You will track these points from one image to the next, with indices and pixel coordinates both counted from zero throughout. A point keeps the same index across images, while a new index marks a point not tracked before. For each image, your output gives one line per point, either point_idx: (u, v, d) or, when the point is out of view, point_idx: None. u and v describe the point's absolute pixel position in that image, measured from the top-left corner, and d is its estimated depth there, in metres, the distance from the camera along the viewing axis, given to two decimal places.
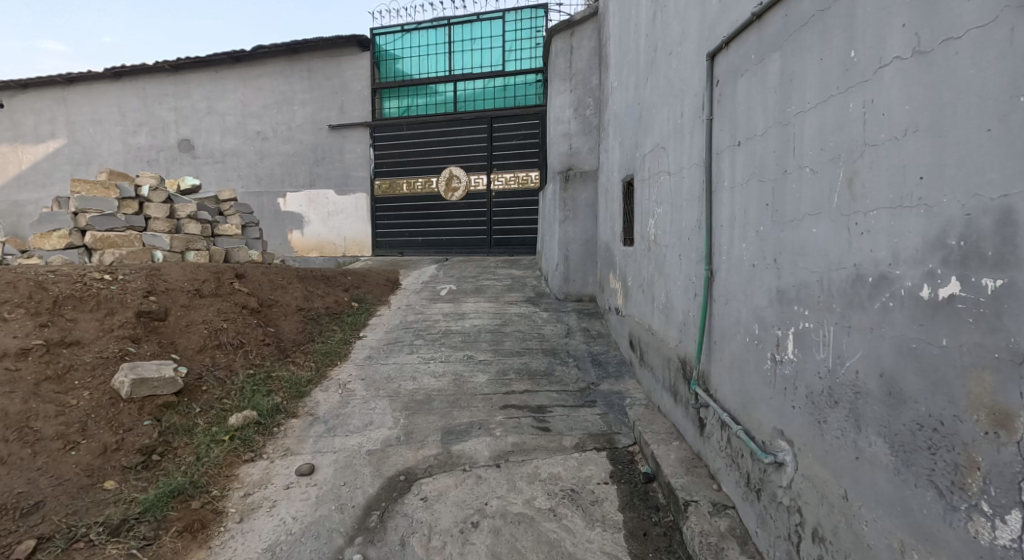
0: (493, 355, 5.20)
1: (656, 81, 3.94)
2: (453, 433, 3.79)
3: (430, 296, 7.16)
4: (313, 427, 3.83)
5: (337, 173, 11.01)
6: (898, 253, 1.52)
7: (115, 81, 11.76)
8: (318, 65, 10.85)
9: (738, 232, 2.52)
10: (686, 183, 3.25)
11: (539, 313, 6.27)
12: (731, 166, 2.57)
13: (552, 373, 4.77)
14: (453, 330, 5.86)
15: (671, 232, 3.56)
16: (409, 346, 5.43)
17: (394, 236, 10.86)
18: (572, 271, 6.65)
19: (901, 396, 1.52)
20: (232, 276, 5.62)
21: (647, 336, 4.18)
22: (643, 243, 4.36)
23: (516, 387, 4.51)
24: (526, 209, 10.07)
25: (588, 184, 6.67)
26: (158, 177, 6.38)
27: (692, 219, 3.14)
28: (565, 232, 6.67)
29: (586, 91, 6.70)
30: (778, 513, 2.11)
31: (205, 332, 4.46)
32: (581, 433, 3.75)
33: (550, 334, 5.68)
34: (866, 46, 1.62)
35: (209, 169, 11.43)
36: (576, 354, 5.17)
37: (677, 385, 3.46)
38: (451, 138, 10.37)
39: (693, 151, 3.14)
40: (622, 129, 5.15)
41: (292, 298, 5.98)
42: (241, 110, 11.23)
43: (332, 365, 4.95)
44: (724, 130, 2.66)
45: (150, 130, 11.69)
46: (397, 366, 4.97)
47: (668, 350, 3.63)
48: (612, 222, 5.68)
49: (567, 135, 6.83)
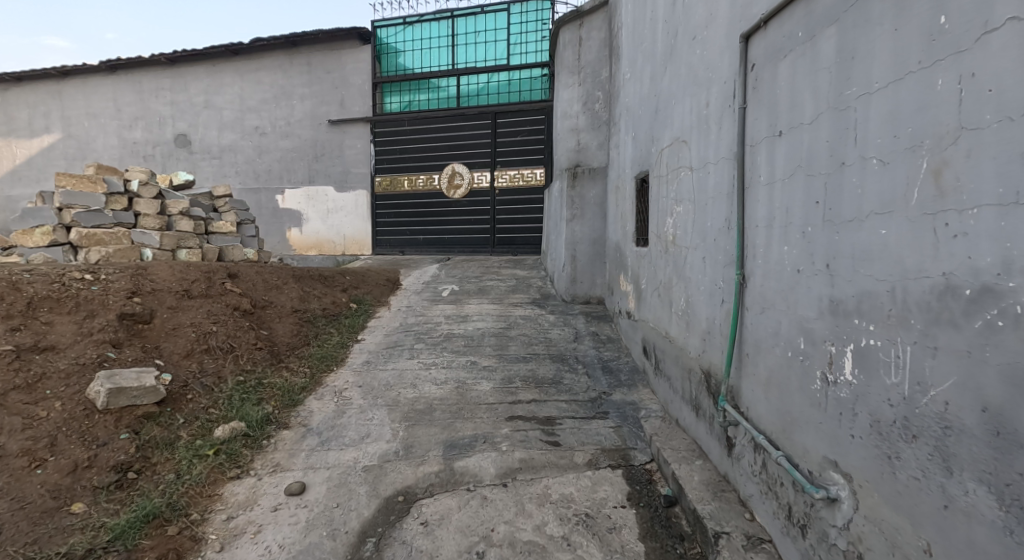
0: (498, 360, 4.93)
1: (676, 69, 3.65)
2: (455, 447, 3.52)
3: (432, 297, 6.90)
4: (305, 439, 3.58)
5: (337, 169, 10.74)
6: (1011, 261, 1.29)
7: (110, 74, 11.48)
8: (317, 58, 10.57)
9: (778, 232, 2.25)
10: (713, 180, 2.98)
11: (545, 316, 6.00)
12: (770, 159, 2.31)
13: (560, 381, 4.50)
14: (456, 333, 5.60)
15: (694, 233, 3.29)
16: (409, 351, 5.17)
17: (394, 235, 10.61)
18: (580, 272, 6.39)
19: (1015, 438, 1.29)
20: (224, 276, 5.36)
21: (664, 344, 3.92)
22: (659, 245, 4.09)
23: (523, 396, 4.24)
24: (530, 207, 9.80)
25: (597, 181, 6.39)
26: (149, 171, 6.10)
27: (720, 219, 2.88)
28: (573, 231, 6.41)
29: (596, 85, 6.41)
30: (831, 557, 1.86)
31: (193, 336, 4.20)
32: (594, 448, 3.49)
33: (558, 338, 5.41)
34: (963, 10, 1.39)
35: (206, 165, 11.19)
36: (586, 360, 4.90)
37: (698, 398, 3.20)
38: (453, 135, 10.09)
39: (723, 143, 2.86)
40: (636, 122, 4.88)
41: (287, 299, 5.71)
42: (239, 104, 10.96)
43: (328, 371, 4.69)
44: (761, 118, 2.39)
45: (147, 125, 11.45)
46: (396, 373, 4.70)
47: (689, 360, 3.37)
48: (623, 221, 5.40)
49: (575, 130, 6.54)
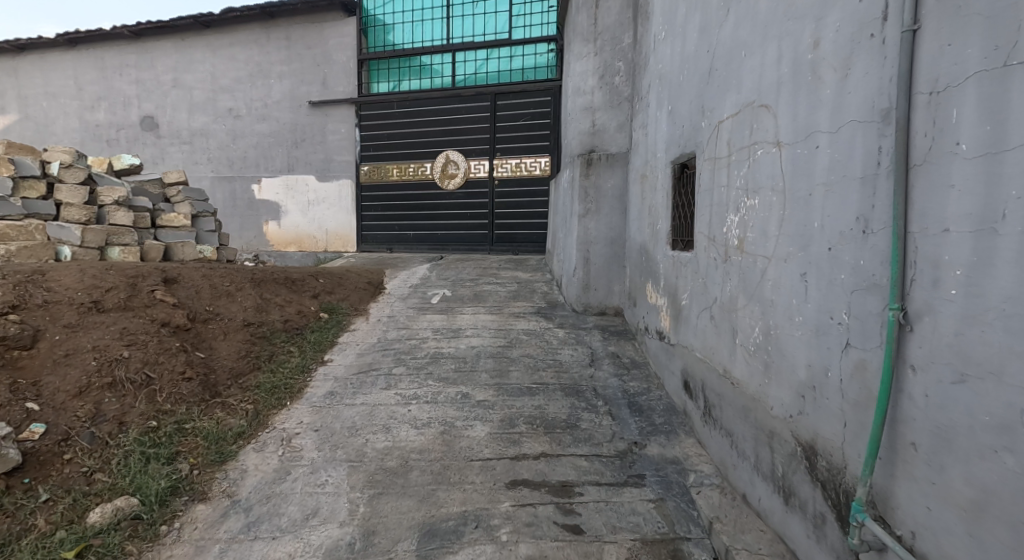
0: (495, 393, 3.90)
1: (749, 6, 2.61)
2: (434, 538, 2.53)
3: (419, 305, 5.86)
4: (224, 522, 2.58)
5: (319, 156, 9.67)
6: None
7: (70, 49, 10.34)
8: (297, 32, 9.46)
9: (1012, 244, 1.29)
10: (827, 159, 1.95)
11: (553, 331, 4.98)
12: (986, 114, 1.35)
13: (577, 425, 3.49)
14: (445, 353, 4.58)
15: (783, 239, 2.28)
16: (386, 378, 4.15)
17: (382, 230, 9.57)
18: (594, 278, 5.37)
19: None
20: (156, 282, 4.31)
21: (721, 387, 2.92)
22: (713, 250, 3.07)
23: (529, 448, 3.24)
24: (533, 200, 8.75)
25: (616, 169, 5.35)
26: (74, 151, 5.01)
27: (844, 217, 1.85)
28: (586, 229, 5.37)
29: (615, 53, 5.33)
30: None
31: (93, 364, 3.20)
32: (630, 538, 2.52)
33: (569, 362, 4.38)
34: None
35: (176, 150, 10.11)
36: (606, 394, 3.88)
37: (790, 481, 2.20)
38: (448, 118, 9.02)
39: (853, 96, 1.82)
40: (674, 91, 3.85)
41: (237, 310, 4.65)
42: (210, 83, 9.87)
43: (278, 408, 3.65)
44: (967, 40, 1.39)
45: (110, 106, 10.34)
46: (366, 410, 3.68)
47: (771, 420, 2.37)
48: (652, 218, 4.38)
49: (590, 109, 5.47)
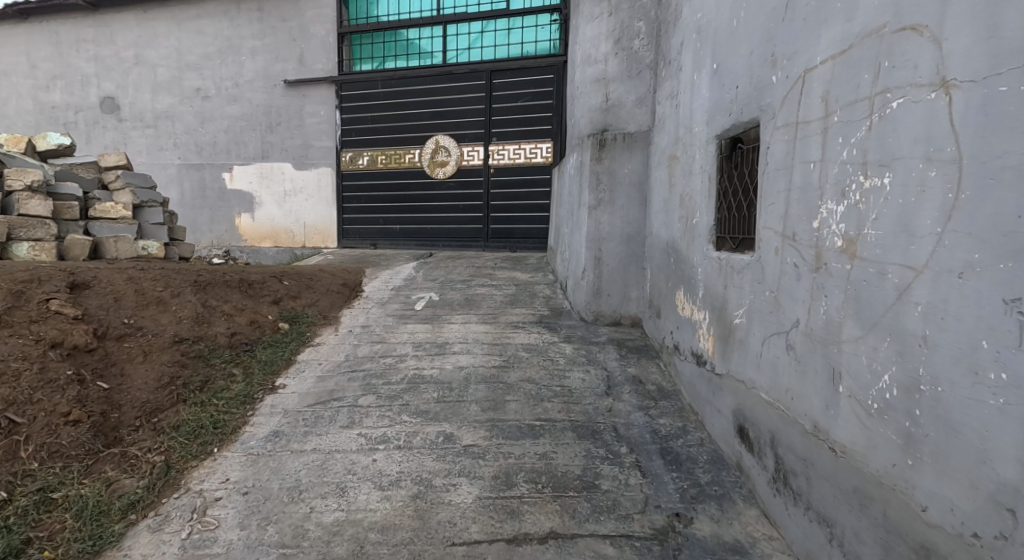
0: (488, 435, 3.01)
1: None
2: None
3: (400, 312, 4.94)
4: None
5: (296, 142, 8.73)
6: None
7: (21, 21, 9.33)
8: (270, 3, 8.50)
9: None
10: None
11: (559, 347, 4.07)
12: None
13: (596, 485, 2.61)
14: (425, 377, 3.68)
15: (959, 240, 1.41)
16: (349, 412, 3.25)
17: (365, 224, 8.65)
18: (607, 281, 4.47)
19: None
20: (58, 288, 3.44)
21: (807, 450, 2.03)
22: (792, 254, 2.17)
23: (533, 523, 2.37)
24: (533, 191, 7.83)
25: (635, 152, 4.44)
26: None
27: None
28: (598, 223, 4.48)
29: (635, 11, 4.40)
30: None
31: None
32: None
33: (580, 390, 3.48)
34: None
35: (139, 135, 9.15)
36: (632, 436, 3.00)
37: None
38: (438, 99, 8.09)
39: None
40: (722, 43, 2.94)
41: (169, 322, 3.72)
42: (176, 60, 8.90)
43: (200, 459, 2.74)
44: None
45: (67, 85, 9.33)
46: (316, 461, 2.78)
47: (925, 529, 1.49)
48: (684, 211, 3.49)
49: (602, 81, 4.56)
